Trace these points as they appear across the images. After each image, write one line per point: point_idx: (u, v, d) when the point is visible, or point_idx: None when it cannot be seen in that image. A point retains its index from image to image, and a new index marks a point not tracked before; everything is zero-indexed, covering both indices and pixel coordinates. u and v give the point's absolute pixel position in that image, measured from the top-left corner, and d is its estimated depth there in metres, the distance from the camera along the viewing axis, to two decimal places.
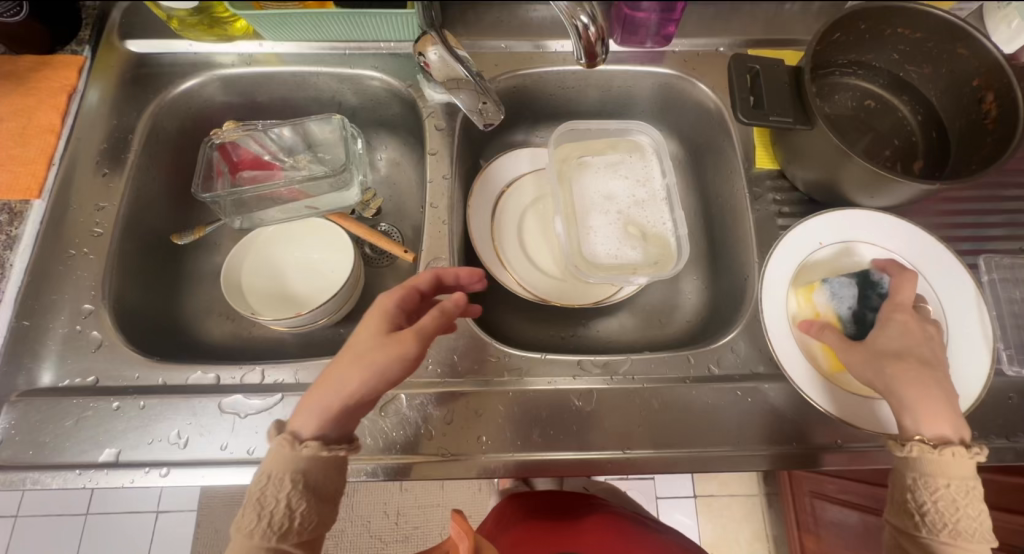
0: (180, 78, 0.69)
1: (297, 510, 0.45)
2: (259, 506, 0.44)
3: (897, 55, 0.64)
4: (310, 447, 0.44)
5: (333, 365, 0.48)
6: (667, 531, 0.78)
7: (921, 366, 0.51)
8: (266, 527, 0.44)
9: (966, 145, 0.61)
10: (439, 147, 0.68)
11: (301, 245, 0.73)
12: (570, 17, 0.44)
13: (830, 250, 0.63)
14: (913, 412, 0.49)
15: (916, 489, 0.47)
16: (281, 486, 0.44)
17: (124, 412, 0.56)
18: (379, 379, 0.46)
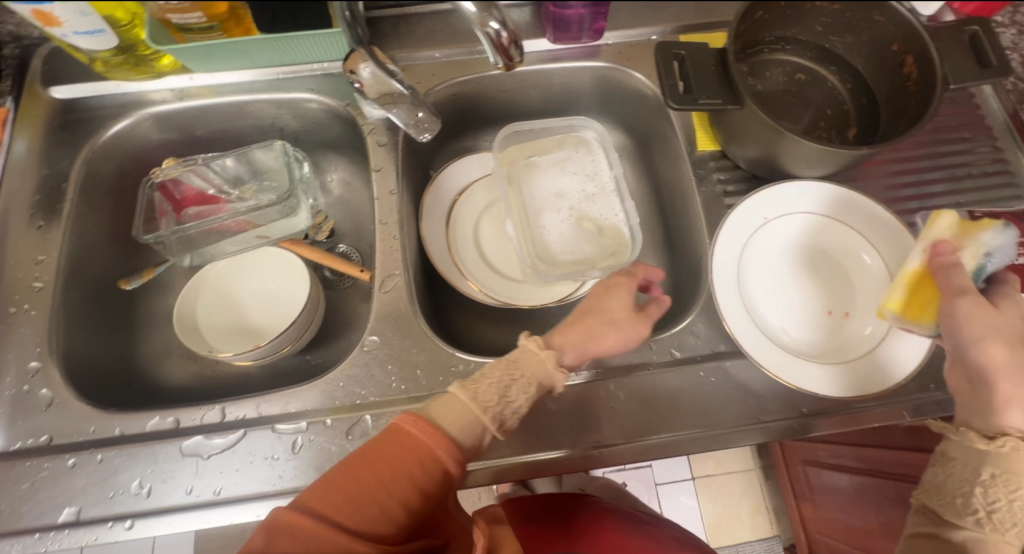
0: (110, 120, 0.68)
1: (519, 414, 0.45)
2: (501, 388, 0.44)
3: (820, 28, 0.66)
4: (562, 374, 0.48)
5: (579, 321, 0.53)
6: (661, 524, 0.77)
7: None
8: (494, 410, 0.44)
9: (894, 108, 0.63)
10: (384, 163, 0.67)
11: (254, 275, 0.72)
12: (481, 24, 0.43)
13: (773, 223, 0.63)
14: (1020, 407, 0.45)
15: (992, 485, 0.44)
16: (528, 384, 0.46)
17: (81, 468, 0.54)
18: (620, 347, 0.54)
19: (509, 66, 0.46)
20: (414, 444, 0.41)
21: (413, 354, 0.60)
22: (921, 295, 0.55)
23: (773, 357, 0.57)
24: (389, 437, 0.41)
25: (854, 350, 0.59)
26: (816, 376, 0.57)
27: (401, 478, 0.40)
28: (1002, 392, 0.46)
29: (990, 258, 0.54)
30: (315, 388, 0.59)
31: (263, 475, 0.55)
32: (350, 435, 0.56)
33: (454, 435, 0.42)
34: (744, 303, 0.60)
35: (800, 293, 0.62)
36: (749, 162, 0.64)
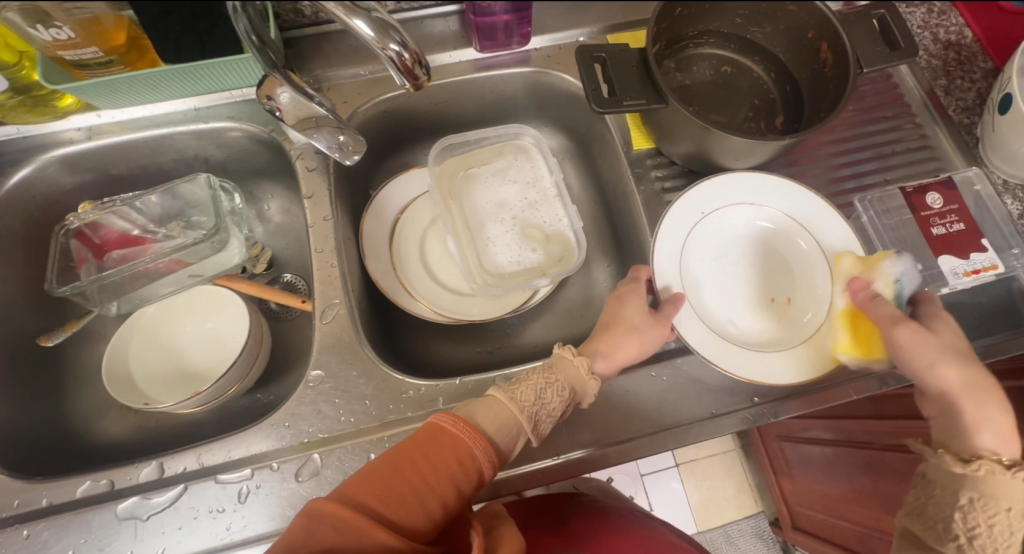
0: (12, 168, 0.63)
1: (553, 419, 0.50)
2: (537, 392, 0.50)
3: (740, 19, 0.67)
4: (594, 381, 0.52)
5: (605, 334, 0.57)
6: (646, 523, 0.76)
7: (981, 378, 0.51)
8: (529, 413, 0.49)
9: (815, 94, 0.65)
10: (316, 189, 0.65)
11: (192, 316, 0.68)
12: (380, 47, 0.42)
13: (711, 217, 0.63)
14: (990, 428, 0.48)
15: (971, 510, 0.46)
16: (561, 387, 0.51)
17: (6, 546, 0.51)
18: (641, 352, 0.56)
19: (416, 85, 0.45)
20: (453, 442, 0.45)
21: (362, 384, 0.58)
22: (857, 333, 0.56)
23: (721, 351, 0.57)
24: (431, 435, 0.46)
25: (797, 335, 0.59)
26: (764, 365, 0.56)
27: (438, 473, 0.44)
28: (970, 413, 0.49)
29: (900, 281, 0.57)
30: (260, 430, 0.56)
31: (208, 530, 0.52)
32: (300, 477, 0.54)
33: (491, 433, 0.47)
34: (688, 299, 0.60)
35: (741, 284, 0.63)
36: (683, 159, 0.64)
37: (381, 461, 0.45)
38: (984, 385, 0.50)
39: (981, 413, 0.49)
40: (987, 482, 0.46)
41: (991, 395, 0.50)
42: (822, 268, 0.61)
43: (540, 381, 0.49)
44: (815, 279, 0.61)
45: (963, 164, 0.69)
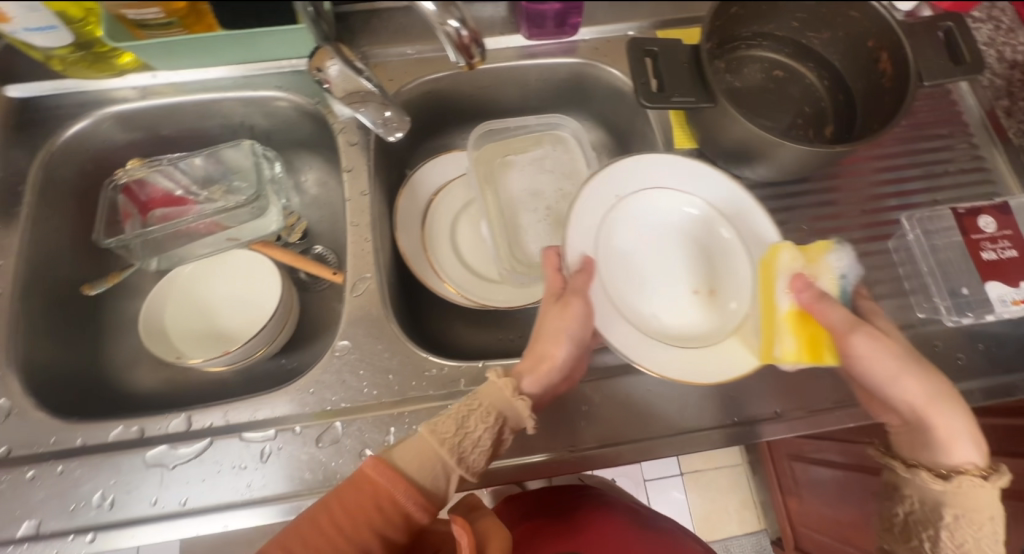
0: (70, 120, 0.66)
1: (482, 450, 0.48)
2: (460, 422, 0.48)
3: (797, 23, 0.65)
4: (524, 403, 0.50)
5: (533, 348, 0.54)
6: (657, 518, 0.77)
7: (935, 379, 0.51)
8: (454, 444, 0.47)
9: (870, 105, 0.63)
10: (356, 163, 0.66)
11: (224, 279, 0.69)
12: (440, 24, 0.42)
13: (624, 201, 0.58)
14: (962, 439, 0.49)
15: (957, 527, 0.47)
16: (485, 416, 0.48)
17: (41, 480, 0.53)
18: (574, 343, 0.53)
19: (471, 64, 0.46)
20: (373, 489, 0.45)
21: (387, 358, 0.59)
22: (805, 333, 0.51)
23: (641, 347, 0.52)
24: (352, 484, 0.46)
25: (726, 326, 0.56)
26: (701, 363, 0.53)
27: (358, 525, 0.44)
28: (941, 426, 0.50)
29: (844, 278, 0.55)
30: (285, 394, 0.57)
31: (230, 485, 0.53)
32: (321, 443, 0.55)
33: (414, 475, 0.46)
34: (606, 292, 0.55)
35: (661, 275, 0.59)
36: (726, 162, 0.63)
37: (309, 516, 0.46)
38: (945, 394, 0.51)
39: (953, 428, 0.49)
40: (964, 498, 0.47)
41: (954, 403, 0.50)
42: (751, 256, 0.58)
43: (457, 412, 0.48)
44: (740, 267, 0.58)
45: (1018, 190, 0.66)
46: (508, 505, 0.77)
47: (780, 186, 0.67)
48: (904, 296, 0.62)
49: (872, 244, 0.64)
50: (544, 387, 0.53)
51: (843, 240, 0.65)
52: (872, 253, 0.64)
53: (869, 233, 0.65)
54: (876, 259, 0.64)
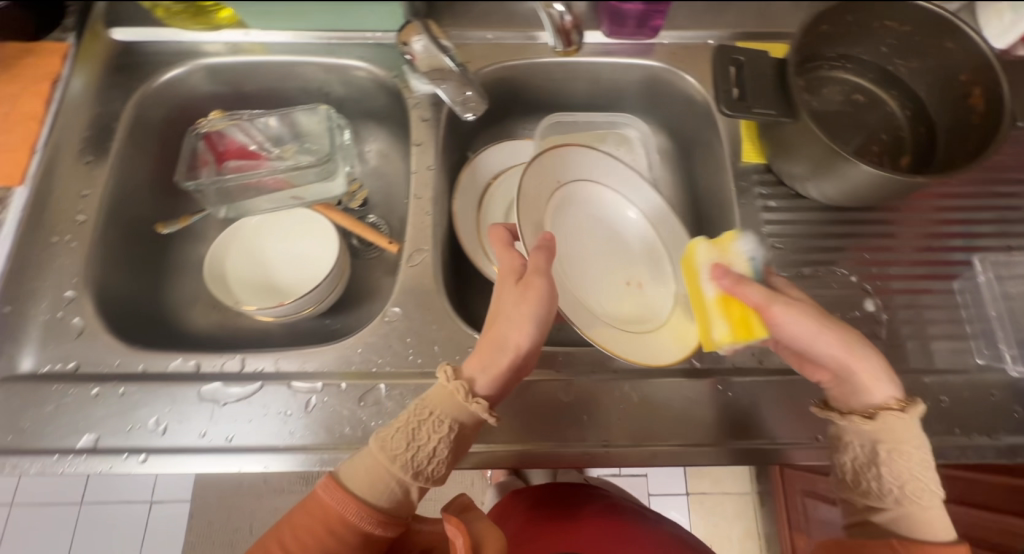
0: (165, 67, 0.69)
1: (438, 458, 0.48)
2: (412, 435, 0.48)
3: (886, 49, 0.64)
4: (479, 405, 0.48)
5: (490, 333, 0.52)
6: (661, 519, 0.77)
7: (847, 326, 0.52)
8: (408, 457, 0.47)
9: (955, 139, 0.61)
10: (425, 138, 0.68)
11: (284, 236, 0.72)
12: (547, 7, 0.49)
13: (566, 196, 0.66)
14: (878, 379, 0.50)
15: (891, 461, 0.47)
16: (439, 426, 0.48)
17: (104, 398, 0.56)
18: (538, 328, 0.51)
19: (567, 48, 0.53)
20: (328, 510, 0.47)
21: (434, 330, 0.61)
22: (736, 314, 0.52)
23: (594, 324, 0.59)
24: (309, 506, 0.48)
25: (656, 318, 0.64)
26: (636, 345, 0.60)
27: (315, 548, 0.46)
28: (863, 372, 0.50)
29: (755, 260, 0.55)
30: (333, 350, 0.60)
31: (274, 429, 0.56)
32: (363, 402, 0.57)
33: (367, 496, 0.47)
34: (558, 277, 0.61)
35: (608, 265, 0.66)
36: (796, 182, 0.63)
37: (277, 529, 0.49)
38: (856, 341, 0.51)
39: (871, 374, 0.50)
40: (887, 432, 0.48)
41: (865, 344, 0.51)
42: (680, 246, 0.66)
43: (406, 425, 0.47)
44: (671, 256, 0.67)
45: None
46: (514, 497, 0.78)
47: (845, 211, 0.66)
48: (962, 339, 0.60)
49: (936, 282, 0.63)
50: (505, 377, 0.51)
51: (904, 273, 0.63)
52: (934, 291, 0.62)
53: (933, 270, 0.63)
54: (938, 298, 0.62)
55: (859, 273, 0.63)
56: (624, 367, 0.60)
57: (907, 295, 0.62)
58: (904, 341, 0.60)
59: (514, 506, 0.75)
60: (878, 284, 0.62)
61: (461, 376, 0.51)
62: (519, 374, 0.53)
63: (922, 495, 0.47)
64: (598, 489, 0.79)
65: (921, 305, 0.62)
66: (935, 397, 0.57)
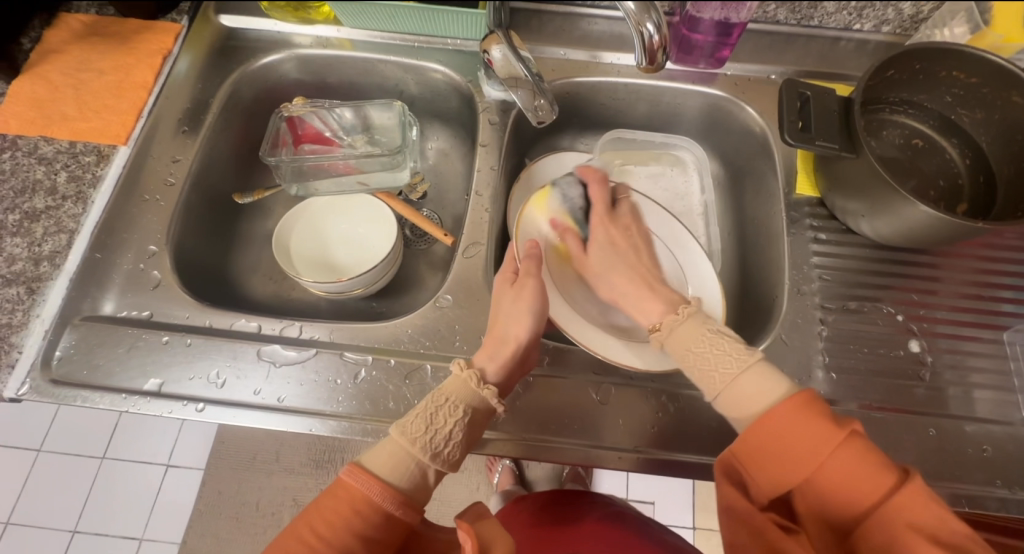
0: (262, 53, 0.76)
1: (454, 442, 0.49)
2: (430, 419, 0.49)
3: (951, 98, 0.65)
4: (490, 391, 0.52)
5: (492, 332, 0.57)
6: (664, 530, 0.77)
7: (632, 268, 0.63)
8: (428, 440, 0.48)
9: (1015, 191, 0.63)
10: (490, 141, 0.72)
11: (347, 218, 0.77)
12: (637, 24, 0.51)
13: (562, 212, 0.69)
14: (639, 311, 0.60)
15: (694, 363, 0.51)
16: (455, 410, 0.50)
17: (171, 346, 0.60)
18: (535, 321, 0.57)
19: (649, 66, 0.53)
20: (352, 494, 0.46)
21: (481, 320, 0.63)
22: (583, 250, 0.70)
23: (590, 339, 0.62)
24: (331, 492, 0.47)
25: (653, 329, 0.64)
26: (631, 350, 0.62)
27: (339, 529, 0.45)
28: (627, 299, 0.62)
29: (570, 204, 0.68)
30: (384, 328, 0.63)
31: (322, 395, 0.59)
32: (408, 380, 0.60)
33: (391, 479, 0.47)
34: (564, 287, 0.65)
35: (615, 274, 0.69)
36: (850, 218, 0.64)
37: (291, 530, 0.46)
38: (638, 286, 0.61)
39: (647, 309, 0.59)
40: (671, 336, 0.53)
41: (637, 283, 0.61)
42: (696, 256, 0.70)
43: (426, 408, 0.49)
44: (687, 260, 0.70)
45: None
46: (517, 504, 0.79)
47: (896, 251, 0.66)
48: (1008, 391, 0.60)
49: (984, 330, 0.62)
50: (512, 363, 0.55)
51: (951, 318, 0.63)
52: (982, 340, 0.62)
53: (982, 319, 0.63)
54: (985, 347, 0.62)
55: (904, 313, 0.63)
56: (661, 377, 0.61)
57: (953, 340, 0.62)
58: (946, 386, 0.60)
59: (516, 511, 0.76)
60: (924, 325, 0.63)
61: (473, 367, 0.54)
62: (524, 366, 0.57)
63: (740, 368, 0.48)
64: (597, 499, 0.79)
65: (966, 352, 0.61)
66: (977, 445, 0.57)
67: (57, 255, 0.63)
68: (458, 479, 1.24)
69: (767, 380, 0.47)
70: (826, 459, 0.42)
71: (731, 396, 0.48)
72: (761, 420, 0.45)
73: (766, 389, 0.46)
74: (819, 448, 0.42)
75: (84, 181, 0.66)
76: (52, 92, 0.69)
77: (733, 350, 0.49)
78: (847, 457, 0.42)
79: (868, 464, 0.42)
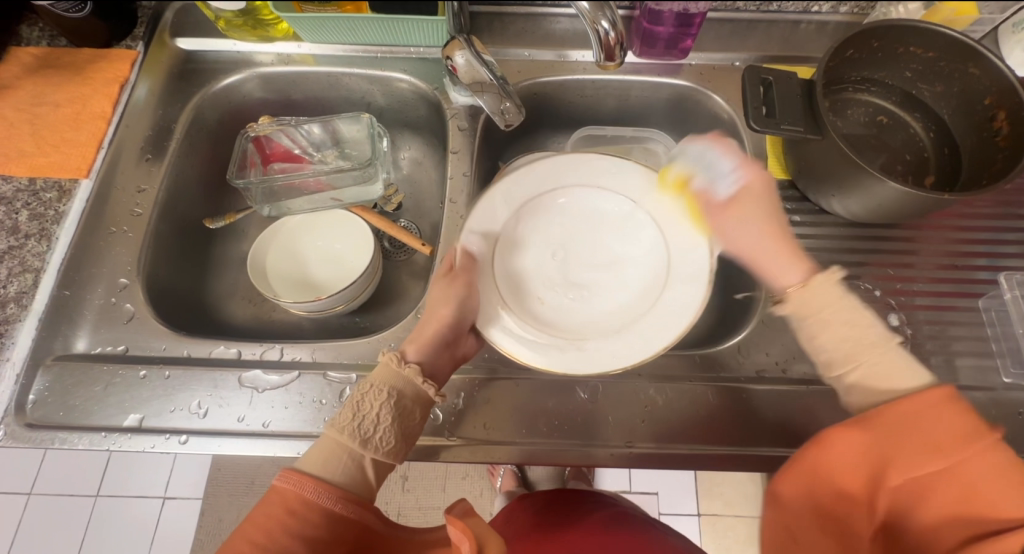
0: (223, 75, 0.75)
1: (382, 428, 0.50)
2: (356, 409, 0.51)
3: (910, 74, 0.66)
4: (412, 369, 0.53)
5: (425, 318, 0.58)
6: (670, 533, 0.75)
7: (775, 230, 0.59)
8: (355, 429, 0.50)
9: (979, 161, 0.64)
10: (461, 147, 0.71)
11: (324, 234, 0.76)
12: (592, 22, 0.51)
13: (516, 209, 0.61)
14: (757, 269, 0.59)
15: (829, 326, 0.53)
16: (379, 395, 0.52)
17: (150, 381, 0.59)
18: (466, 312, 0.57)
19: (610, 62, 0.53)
20: (285, 496, 0.47)
21: None
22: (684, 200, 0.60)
23: (521, 344, 0.55)
24: (265, 500, 0.47)
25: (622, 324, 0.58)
26: (599, 355, 0.54)
27: (273, 533, 0.45)
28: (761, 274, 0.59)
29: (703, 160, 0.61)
30: (366, 343, 0.62)
31: (308, 416, 0.58)
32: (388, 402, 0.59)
33: (322, 474, 0.49)
34: (506, 276, 0.59)
35: (573, 268, 0.62)
36: (819, 198, 0.65)
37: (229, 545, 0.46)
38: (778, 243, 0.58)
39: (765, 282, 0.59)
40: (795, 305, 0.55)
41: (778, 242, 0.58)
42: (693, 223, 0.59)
43: (350, 397, 0.51)
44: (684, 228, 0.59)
45: None
46: (522, 501, 0.80)
47: (871, 228, 0.67)
48: (988, 356, 0.60)
49: (961, 299, 0.63)
50: (437, 344, 0.56)
51: (928, 290, 0.64)
52: (960, 309, 0.63)
53: (957, 288, 0.64)
54: (962, 315, 0.63)
55: (882, 288, 0.64)
56: (649, 372, 0.61)
57: (932, 311, 0.63)
58: (929, 356, 0.60)
59: (521, 507, 0.78)
60: (902, 299, 0.63)
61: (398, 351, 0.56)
62: (455, 348, 0.58)
63: (868, 348, 0.51)
64: (602, 497, 0.79)
65: (944, 322, 0.62)
66: None
67: (24, 295, 0.61)
68: (461, 486, 1.23)
69: (901, 366, 0.49)
70: (953, 460, 0.42)
71: (871, 371, 0.50)
72: (908, 406, 0.45)
73: (905, 376, 0.49)
74: (952, 448, 0.43)
75: (47, 218, 0.65)
76: (7, 129, 0.67)
77: (865, 331, 0.52)
78: (979, 468, 0.42)
79: (997, 479, 0.41)
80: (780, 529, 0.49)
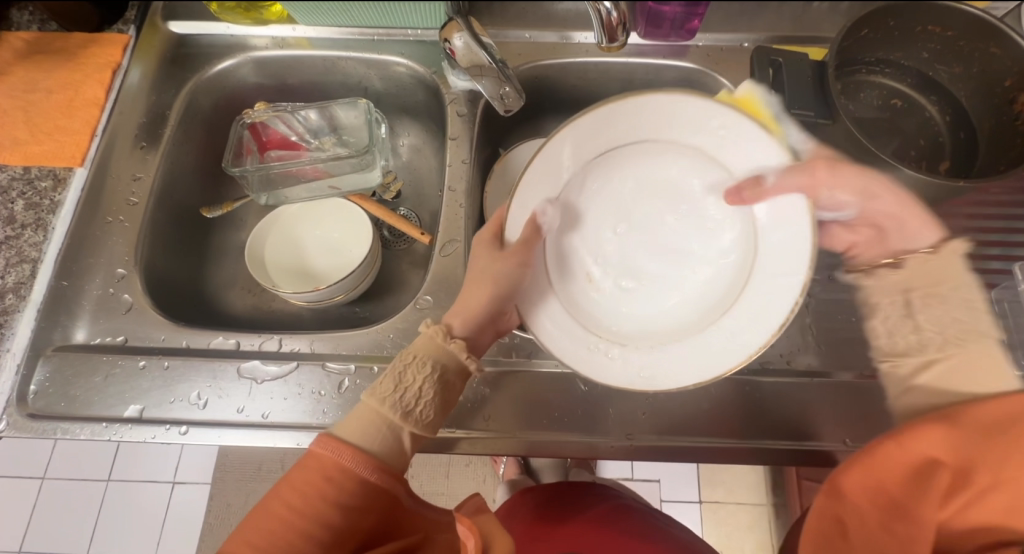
0: (217, 59, 0.73)
1: (424, 401, 0.50)
2: (399, 379, 0.51)
3: (927, 55, 0.64)
4: (457, 344, 0.53)
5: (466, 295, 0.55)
6: (671, 523, 0.75)
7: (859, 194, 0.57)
8: (398, 399, 0.50)
9: (996, 146, 0.62)
10: (460, 133, 0.70)
11: (323, 223, 0.75)
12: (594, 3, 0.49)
13: (575, 172, 0.53)
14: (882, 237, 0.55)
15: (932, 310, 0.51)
16: (423, 367, 0.51)
17: (149, 371, 0.59)
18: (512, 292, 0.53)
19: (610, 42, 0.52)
20: (322, 462, 0.47)
21: None
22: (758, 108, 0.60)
23: (580, 349, 0.52)
24: (301, 465, 0.48)
25: (698, 321, 0.54)
26: (666, 359, 0.52)
27: (309, 498, 0.46)
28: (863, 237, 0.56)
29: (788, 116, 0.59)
30: (365, 334, 0.61)
31: (307, 407, 0.57)
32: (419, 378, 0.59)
33: (361, 443, 0.48)
34: (556, 249, 0.55)
35: (634, 243, 0.57)
36: None
37: (260, 509, 0.47)
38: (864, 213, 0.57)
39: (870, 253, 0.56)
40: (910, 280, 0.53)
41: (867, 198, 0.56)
42: (792, 252, 0.50)
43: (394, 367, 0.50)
44: (778, 250, 0.51)
45: None
46: (522, 493, 0.79)
47: None
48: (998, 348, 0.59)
49: None
50: (482, 319, 0.55)
51: None
52: None
53: None
54: None
55: None
56: None
57: None
58: None
59: (521, 500, 0.77)
60: None
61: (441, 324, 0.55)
62: (495, 326, 0.57)
63: (967, 340, 0.49)
64: (603, 487, 0.79)
65: None
66: None
67: (22, 286, 0.61)
68: (465, 473, 1.24)
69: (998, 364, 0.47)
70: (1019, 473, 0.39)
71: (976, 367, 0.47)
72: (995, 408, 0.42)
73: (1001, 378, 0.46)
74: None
75: (42, 207, 0.64)
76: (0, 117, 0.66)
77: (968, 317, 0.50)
78: None
79: None
80: (831, 520, 0.43)
